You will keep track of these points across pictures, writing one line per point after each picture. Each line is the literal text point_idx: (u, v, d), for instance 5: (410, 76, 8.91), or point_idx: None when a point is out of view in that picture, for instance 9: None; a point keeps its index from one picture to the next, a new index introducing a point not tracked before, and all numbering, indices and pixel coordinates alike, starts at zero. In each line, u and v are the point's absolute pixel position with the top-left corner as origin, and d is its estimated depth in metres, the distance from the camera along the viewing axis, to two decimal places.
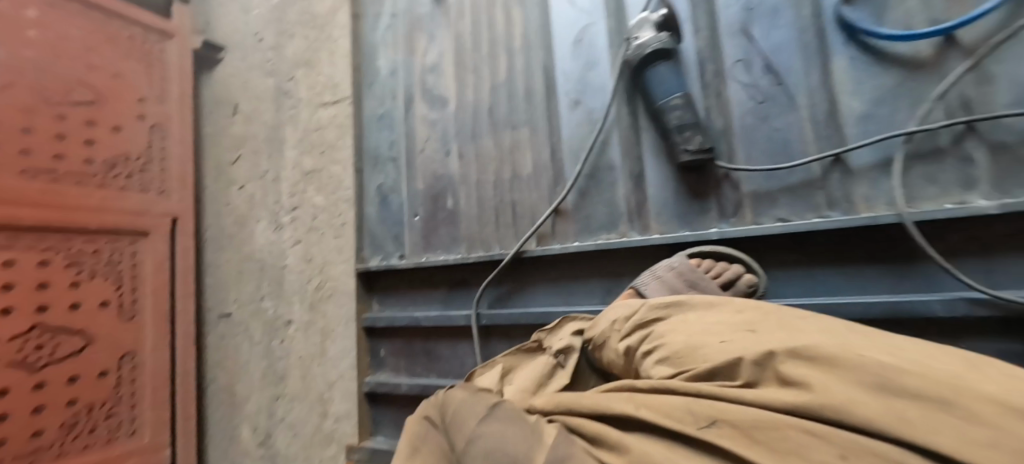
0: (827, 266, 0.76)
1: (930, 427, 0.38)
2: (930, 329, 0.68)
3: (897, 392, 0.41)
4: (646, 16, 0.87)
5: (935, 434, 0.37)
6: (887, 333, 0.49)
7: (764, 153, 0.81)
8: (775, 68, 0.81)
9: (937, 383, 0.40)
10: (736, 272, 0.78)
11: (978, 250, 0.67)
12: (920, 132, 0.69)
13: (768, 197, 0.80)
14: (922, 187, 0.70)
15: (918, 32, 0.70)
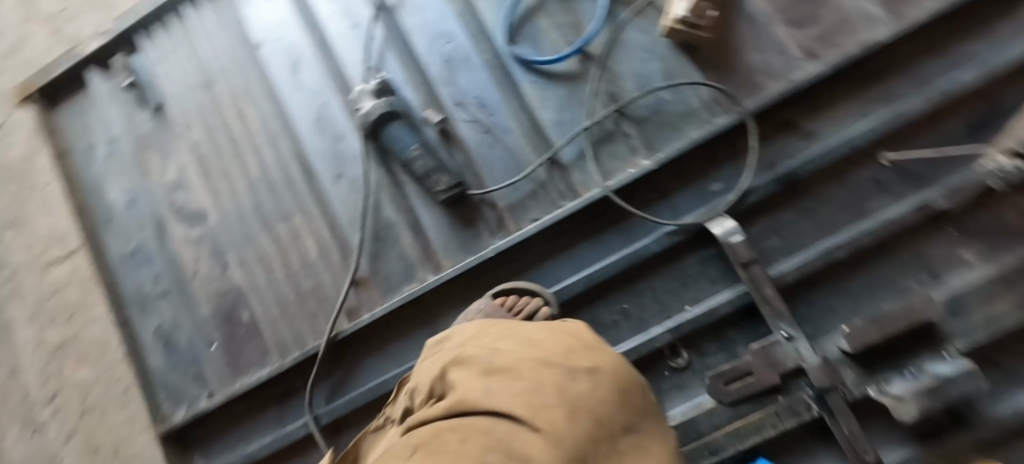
0: (584, 241, 0.95)
1: (523, 397, 0.38)
2: (666, 260, 0.91)
3: (516, 373, 0.41)
4: (363, 88, 0.97)
5: (513, 400, 0.38)
6: (570, 325, 0.50)
7: (502, 170, 0.97)
8: (484, 102, 1.00)
9: (540, 366, 0.43)
10: (535, 306, 0.87)
11: (667, 192, 0.92)
12: (593, 125, 0.92)
13: (520, 206, 0.95)
14: (611, 161, 0.93)
15: (562, 55, 0.94)
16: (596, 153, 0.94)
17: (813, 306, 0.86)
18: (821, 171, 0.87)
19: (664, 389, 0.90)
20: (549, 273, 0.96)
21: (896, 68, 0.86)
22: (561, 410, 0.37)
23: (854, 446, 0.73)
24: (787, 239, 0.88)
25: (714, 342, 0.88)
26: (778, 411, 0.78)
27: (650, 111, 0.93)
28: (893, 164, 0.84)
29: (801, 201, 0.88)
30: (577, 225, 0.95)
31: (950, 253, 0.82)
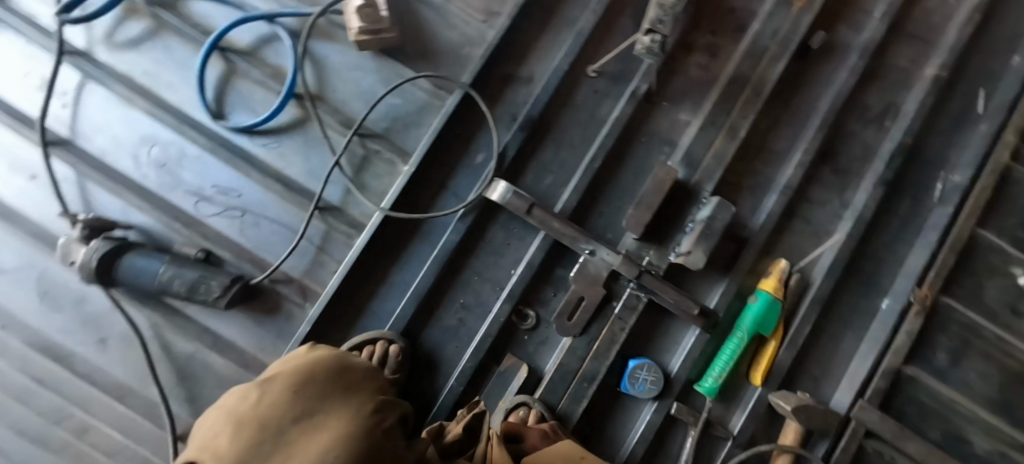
0: (396, 263, 0.93)
1: (207, 433, 0.48)
2: (473, 241, 0.95)
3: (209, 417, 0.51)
4: (67, 239, 0.87)
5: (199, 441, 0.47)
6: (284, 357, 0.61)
7: (278, 242, 0.92)
8: (224, 187, 0.92)
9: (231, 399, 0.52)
10: (381, 351, 0.86)
11: (442, 183, 0.95)
12: (340, 158, 0.91)
13: (316, 264, 0.92)
14: (376, 180, 0.94)
15: (276, 107, 0.89)
16: (359, 180, 0.93)
17: (601, 214, 0.97)
18: (552, 105, 0.98)
19: (530, 351, 0.95)
20: (381, 309, 0.92)
21: (560, 1, 1.01)
22: (229, 428, 0.47)
23: (679, 305, 0.90)
24: (556, 172, 0.97)
25: (548, 288, 0.95)
26: (619, 315, 0.91)
27: (387, 120, 0.95)
28: (600, 73, 0.99)
29: (550, 136, 0.98)
30: (382, 253, 0.93)
31: (666, 121, 1.01)
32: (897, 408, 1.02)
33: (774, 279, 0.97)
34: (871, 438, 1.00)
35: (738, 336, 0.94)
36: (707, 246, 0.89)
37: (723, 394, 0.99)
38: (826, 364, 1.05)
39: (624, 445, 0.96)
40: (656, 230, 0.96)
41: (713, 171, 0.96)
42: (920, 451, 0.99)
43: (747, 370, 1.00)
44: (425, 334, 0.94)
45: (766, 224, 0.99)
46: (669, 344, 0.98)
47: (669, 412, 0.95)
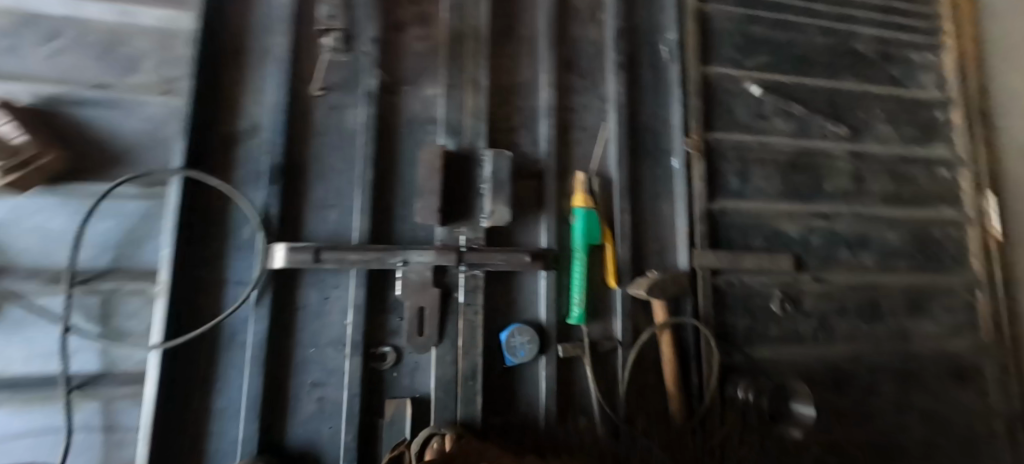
0: (212, 386, 0.80)
1: None
2: (289, 317, 0.85)
3: None
4: None
5: None
6: None
7: (50, 445, 0.82)
8: None
9: None
10: None
11: (219, 277, 0.82)
12: (74, 327, 0.82)
13: (112, 439, 0.84)
14: (130, 321, 0.86)
15: None
16: (111, 331, 0.85)
17: (403, 218, 0.92)
18: (294, 141, 0.89)
19: (407, 383, 0.89)
20: (217, 441, 0.79)
21: (244, 34, 0.91)
22: None
23: (508, 263, 0.92)
24: (337, 204, 0.89)
25: (388, 315, 0.90)
26: (465, 304, 0.91)
27: (112, 248, 0.86)
28: (327, 88, 0.92)
29: (310, 172, 0.89)
30: (187, 387, 0.79)
31: (418, 103, 0.97)
32: (726, 239, 1.15)
33: (580, 194, 1.03)
34: (721, 274, 1.12)
35: (578, 258, 1.00)
36: (503, 200, 0.91)
37: (596, 311, 1.03)
38: (661, 238, 1.11)
39: (535, 409, 0.97)
40: (455, 205, 0.92)
41: (478, 128, 0.97)
42: (756, 261, 1.13)
43: (603, 279, 1.05)
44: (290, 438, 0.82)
45: (549, 149, 1.03)
46: (525, 297, 1.00)
47: (557, 356, 0.98)
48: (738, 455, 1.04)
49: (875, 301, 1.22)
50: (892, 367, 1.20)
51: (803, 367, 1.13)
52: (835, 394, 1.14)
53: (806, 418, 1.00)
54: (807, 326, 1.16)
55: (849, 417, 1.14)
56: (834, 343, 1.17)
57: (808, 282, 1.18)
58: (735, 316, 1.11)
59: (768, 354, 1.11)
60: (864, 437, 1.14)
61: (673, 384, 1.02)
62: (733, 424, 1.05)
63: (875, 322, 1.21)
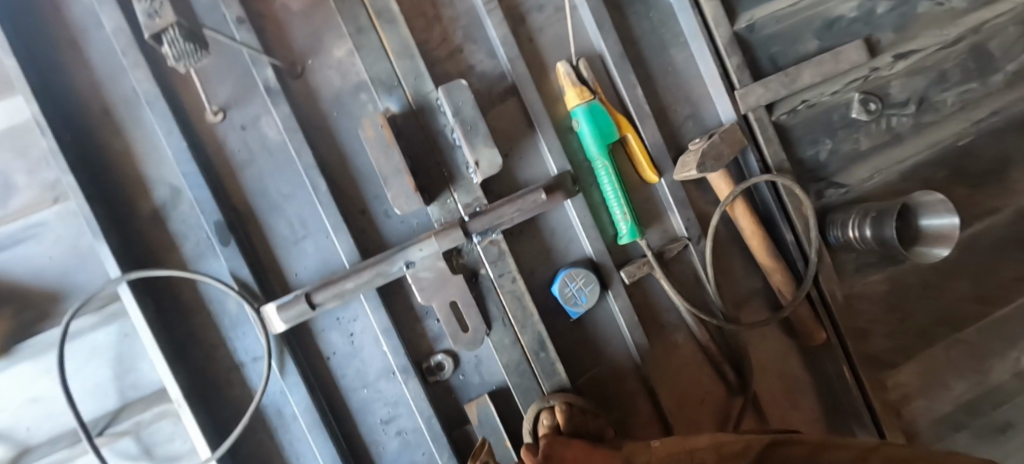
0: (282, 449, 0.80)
1: None
2: (322, 367, 0.80)
3: None
4: None
5: None
6: None
7: None
8: None
9: None
10: None
11: (230, 363, 0.77)
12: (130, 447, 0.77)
13: None
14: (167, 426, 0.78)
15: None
16: (155, 435, 0.78)
17: (383, 215, 0.78)
18: (224, 187, 0.75)
19: (478, 380, 0.82)
20: None
21: (99, 90, 0.72)
22: None
23: (524, 211, 0.75)
24: (308, 234, 0.76)
25: (424, 322, 0.81)
26: (497, 277, 0.77)
27: (109, 389, 0.76)
28: (223, 104, 0.74)
29: (261, 212, 0.76)
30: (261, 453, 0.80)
31: (333, 74, 0.77)
32: (766, 61, 0.87)
33: (573, 89, 0.79)
34: (778, 105, 0.86)
35: (602, 168, 0.80)
36: (484, 142, 0.73)
37: (645, 216, 0.86)
38: (689, 97, 0.88)
39: (624, 346, 0.85)
40: (433, 174, 0.77)
41: (414, 69, 0.76)
42: (819, 70, 0.84)
43: (638, 177, 0.85)
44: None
45: (509, 53, 0.79)
46: (561, 237, 0.83)
47: (624, 283, 0.83)
48: (865, 302, 0.91)
49: (981, 50, 0.93)
50: (1016, 123, 0.95)
51: (908, 171, 0.92)
52: (955, 186, 0.94)
53: (948, 230, 0.78)
54: (904, 120, 0.91)
55: (979, 204, 0.94)
56: (940, 126, 0.93)
57: (892, 65, 0.89)
58: (810, 148, 0.89)
59: (866, 173, 0.90)
60: (1001, 219, 0.95)
61: (767, 258, 0.85)
62: (853, 273, 0.90)
63: (988, 76, 0.94)
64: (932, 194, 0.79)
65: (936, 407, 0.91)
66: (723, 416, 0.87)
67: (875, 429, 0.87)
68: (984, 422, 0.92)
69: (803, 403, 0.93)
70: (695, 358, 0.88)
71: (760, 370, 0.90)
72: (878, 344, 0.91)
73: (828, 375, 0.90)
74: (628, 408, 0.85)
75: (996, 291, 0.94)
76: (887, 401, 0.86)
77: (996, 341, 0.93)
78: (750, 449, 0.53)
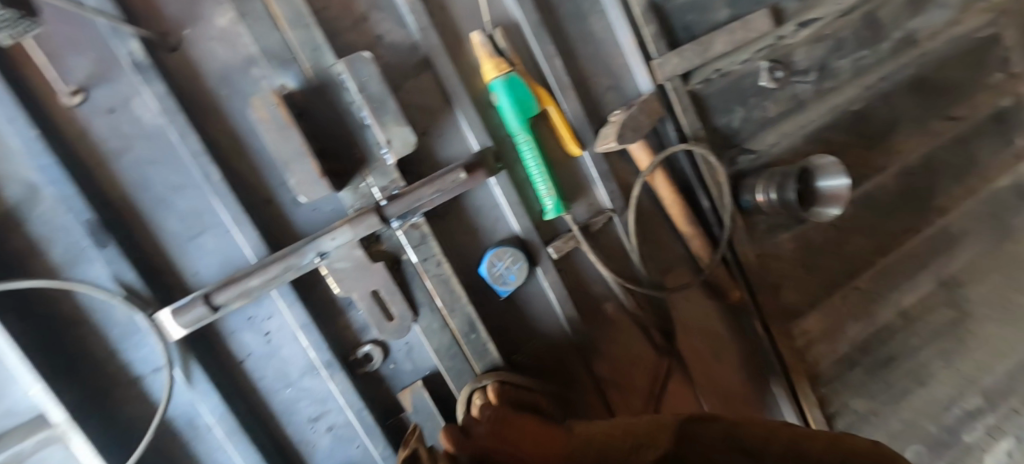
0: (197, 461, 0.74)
1: None
2: (237, 372, 0.74)
3: None
4: None
5: None
6: None
7: None
8: None
9: None
10: None
11: (126, 377, 0.69)
12: None
13: None
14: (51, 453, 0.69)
15: None
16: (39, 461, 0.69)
17: (292, 203, 0.72)
18: (95, 181, 0.65)
19: (411, 368, 0.80)
20: None
21: None
22: None
23: (444, 192, 0.72)
24: (205, 229, 0.69)
25: (347, 314, 0.76)
26: (421, 262, 0.74)
27: None
28: (82, 84, 0.63)
29: (145, 208, 0.67)
30: None
31: (216, 46, 0.67)
32: (682, 30, 0.88)
33: (489, 62, 0.75)
34: (693, 75, 0.87)
35: (523, 142, 0.78)
36: (395, 120, 0.68)
37: (571, 190, 0.85)
38: (609, 67, 0.87)
39: (555, 320, 0.85)
40: (343, 156, 0.71)
41: (311, 40, 0.68)
42: (730, 39, 0.86)
43: (563, 151, 0.84)
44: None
45: (419, 22, 0.74)
46: (487, 216, 0.81)
47: (552, 259, 0.83)
48: (774, 259, 0.96)
49: (872, 18, 0.99)
50: (901, 88, 1.03)
51: (811, 135, 0.97)
52: (851, 148, 1.01)
53: (840, 191, 0.84)
54: (806, 87, 0.96)
55: (870, 164, 1.02)
56: (838, 91, 0.98)
57: (796, 33, 0.92)
58: (724, 116, 0.91)
59: (773, 139, 0.94)
60: (889, 177, 1.04)
61: (686, 225, 0.88)
62: (762, 234, 0.95)
63: (878, 44, 1.00)
64: (826, 158, 0.85)
65: (836, 350, 1.00)
66: (653, 376, 0.92)
67: (785, 377, 0.97)
68: (870, 358, 1.02)
69: (726, 358, 0.99)
70: (625, 325, 0.90)
71: (685, 330, 0.95)
72: (787, 297, 0.97)
73: (744, 328, 0.97)
74: (564, 380, 0.87)
75: (883, 243, 1.04)
76: (792, 346, 0.95)
77: (884, 287, 1.04)
78: (671, 429, 0.55)
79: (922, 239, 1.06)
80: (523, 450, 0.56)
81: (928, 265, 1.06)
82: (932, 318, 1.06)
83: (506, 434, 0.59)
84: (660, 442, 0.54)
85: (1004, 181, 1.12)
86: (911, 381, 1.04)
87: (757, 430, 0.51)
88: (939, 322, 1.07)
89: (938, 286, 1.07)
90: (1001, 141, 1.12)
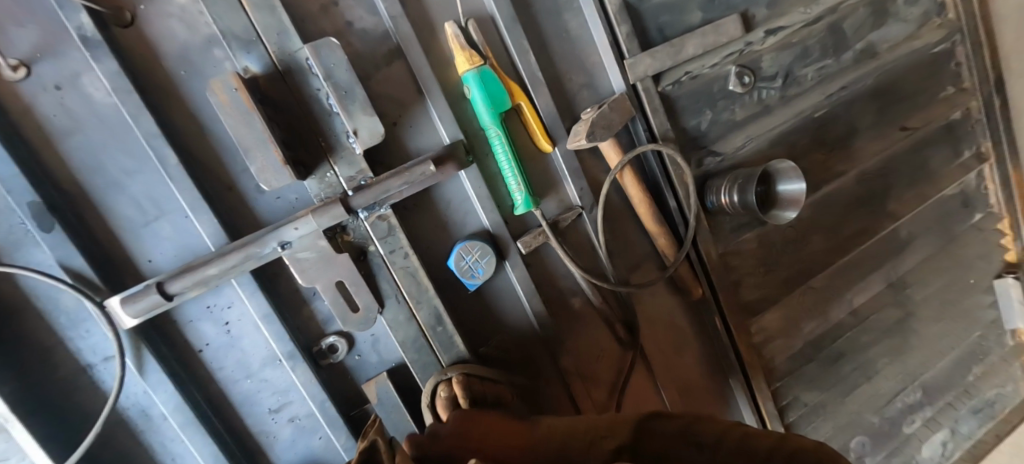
0: (150, 452, 0.72)
1: None
2: (195, 362, 0.72)
3: None
4: None
5: None
6: None
7: None
8: None
9: None
10: None
11: (73, 367, 0.67)
12: None
13: None
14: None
15: None
16: None
17: (255, 191, 0.70)
18: (40, 161, 0.62)
19: (376, 359, 0.79)
20: None
21: None
22: None
23: (413, 184, 0.72)
24: (162, 215, 0.67)
25: (311, 305, 0.75)
26: (388, 254, 0.74)
27: None
28: (25, 58, 0.60)
29: (96, 191, 0.64)
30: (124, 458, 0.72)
31: (175, 25, 0.65)
32: (655, 31, 0.89)
33: (462, 54, 0.75)
34: (664, 76, 0.89)
35: (495, 137, 0.77)
36: (363, 109, 0.67)
37: (541, 186, 0.85)
38: (582, 65, 0.87)
39: (522, 313, 0.86)
40: (309, 144, 0.70)
41: (276, 23, 0.66)
42: (700, 42, 0.88)
43: (534, 147, 0.84)
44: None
45: (391, 10, 0.72)
46: (456, 209, 0.80)
47: (521, 254, 0.83)
48: (735, 257, 0.99)
49: (836, 28, 1.02)
50: (861, 97, 1.07)
51: (775, 139, 1.00)
52: (812, 153, 1.04)
53: (797, 195, 0.87)
54: (772, 92, 0.99)
55: (829, 169, 1.06)
56: (802, 98, 1.02)
57: (764, 40, 0.95)
58: (694, 118, 0.93)
59: (740, 142, 0.96)
60: (846, 182, 1.08)
61: (653, 224, 0.90)
62: (725, 234, 0.97)
63: (841, 54, 1.04)
64: (784, 163, 0.88)
65: (791, 346, 1.04)
66: (617, 370, 0.94)
67: (742, 371, 1.00)
68: (822, 355, 1.07)
69: (686, 353, 1.02)
70: (591, 319, 0.92)
71: (648, 326, 0.97)
72: (746, 294, 1.00)
73: (705, 324, 1.01)
74: (529, 374, 0.88)
75: (839, 246, 1.09)
76: (749, 343, 0.98)
77: (837, 287, 1.08)
78: (630, 424, 0.57)
79: (874, 242, 1.11)
80: (489, 447, 0.58)
81: (879, 267, 1.12)
82: (878, 317, 1.13)
83: (470, 432, 0.60)
84: (618, 431, 0.57)
85: (951, 189, 1.19)
86: (857, 376, 1.10)
87: (709, 426, 0.53)
88: (884, 322, 1.13)
89: (886, 287, 1.13)
90: (949, 151, 1.18)
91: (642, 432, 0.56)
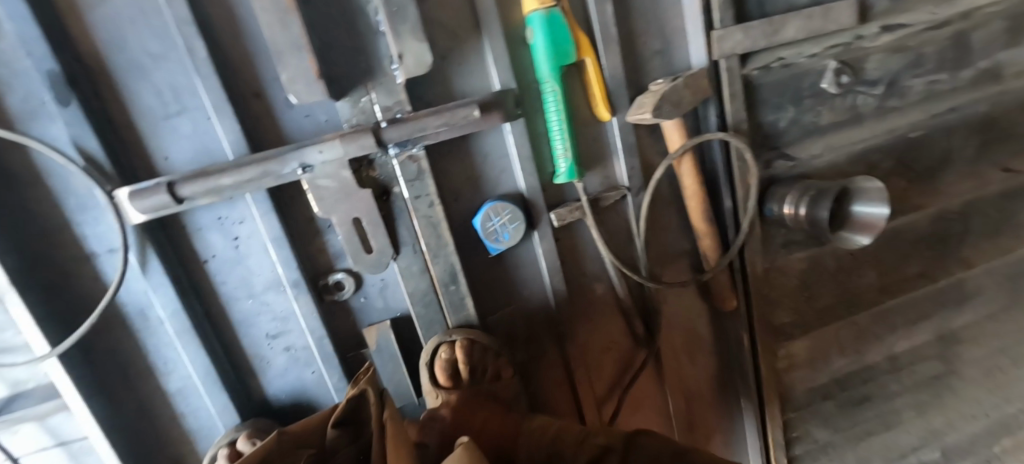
0: (142, 351, 0.71)
1: None
2: (198, 272, 0.69)
3: None
4: None
5: None
6: None
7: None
8: None
9: None
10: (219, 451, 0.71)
11: (77, 252, 0.65)
12: None
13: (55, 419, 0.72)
14: None
15: None
16: None
17: (283, 104, 0.64)
18: (65, 28, 0.57)
19: (381, 305, 0.76)
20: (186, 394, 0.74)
21: None
22: None
23: (452, 127, 0.65)
24: (184, 111, 0.62)
25: (324, 236, 0.71)
26: (413, 200, 0.68)
27: None
28: None
29: (119, 72, 0.60)
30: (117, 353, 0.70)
31: None
32: (754, 4, 0.77)
33: None
34: (753, 58, 0.78)
35: (551, 92, 0.69)
36: (412, 32, 0.59)
37: (589, 157, 0.78)
38: (663, 30, 0.77)
39: (541, 288, 0.81)
40: (347, 62, 0.63)
41: None
42: (805, 26, 0.76)
43: (591, 112, 0.76)
44: (269, 390, 0.76)
45: None
46: (493, 165, 0.74)
47: (552, 226, 0.77)
48: (780, 275, 0.90)
49: (962, 39, 0.88)
50: (968, 124, 0.94)
51: (858, 154, 0.89)
52: (895, 177, 0.93)
53: (875, 220, 0.78)
54: (869, 100, 0.87)
55: (909, 199, 0.95)
56: (900, 113, 0.89)
57: (877, 37, 0.82)
58: (774, 113, 0.82)
59: (818, 150, 0.86)
60: (924, 217, 0.97)
61: (702, 222, 0.82)
62: (777, 249, 0.88)
63: (959, 71, 0.90)
64: (872, 181, 0.77)
65: (814, 378, 0.97)
66: (624, 366, 0.90)
67: (756, 393, 0.94)
68: (847, 394, 1.00)
69: (700, 362, 0.97)
70: (610, 309, 0.86)
71: (668, 327, 0.91)
72: (781, 317, 0.92)
73: (728, 337, 0.94)
74: (534, 351, 0.84)
75: (895, 283, 0.99)
76: (773, 366, 0.91)
77: (880, 328, 1.00)
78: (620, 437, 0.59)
79: (935, 288, 1.01)
80: (479, 431, 0.68)
81: (933, 316, 1.02)
82: (919, 368, 1.03)
83: (467, 421, 0.68)
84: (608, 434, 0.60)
85: None
86: (879, 424, 1.02)
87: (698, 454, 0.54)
88: (924, 374, 1.04)
89: (935, 338, 1.03)
90: None
91: (631, 445, 0.57)
